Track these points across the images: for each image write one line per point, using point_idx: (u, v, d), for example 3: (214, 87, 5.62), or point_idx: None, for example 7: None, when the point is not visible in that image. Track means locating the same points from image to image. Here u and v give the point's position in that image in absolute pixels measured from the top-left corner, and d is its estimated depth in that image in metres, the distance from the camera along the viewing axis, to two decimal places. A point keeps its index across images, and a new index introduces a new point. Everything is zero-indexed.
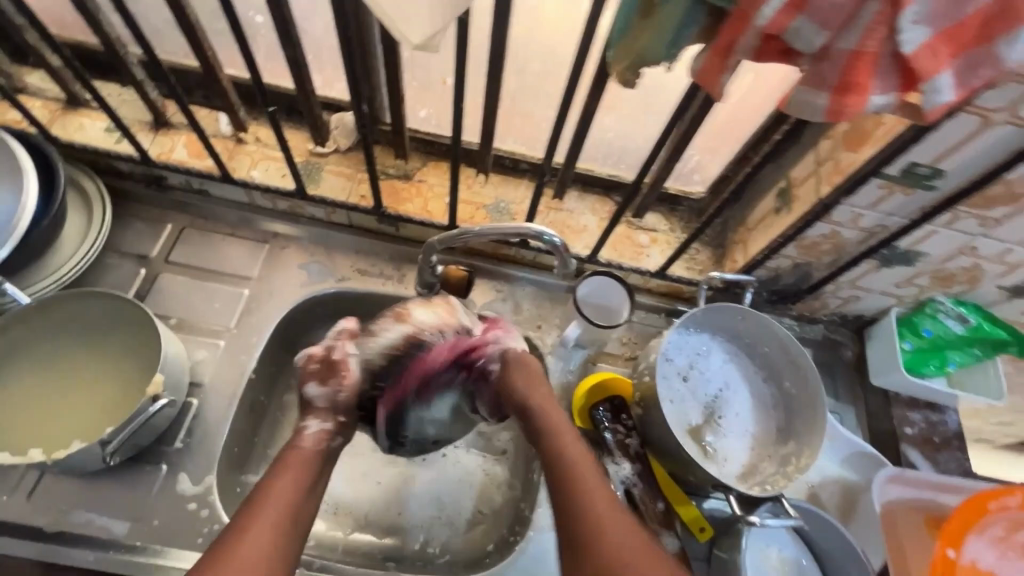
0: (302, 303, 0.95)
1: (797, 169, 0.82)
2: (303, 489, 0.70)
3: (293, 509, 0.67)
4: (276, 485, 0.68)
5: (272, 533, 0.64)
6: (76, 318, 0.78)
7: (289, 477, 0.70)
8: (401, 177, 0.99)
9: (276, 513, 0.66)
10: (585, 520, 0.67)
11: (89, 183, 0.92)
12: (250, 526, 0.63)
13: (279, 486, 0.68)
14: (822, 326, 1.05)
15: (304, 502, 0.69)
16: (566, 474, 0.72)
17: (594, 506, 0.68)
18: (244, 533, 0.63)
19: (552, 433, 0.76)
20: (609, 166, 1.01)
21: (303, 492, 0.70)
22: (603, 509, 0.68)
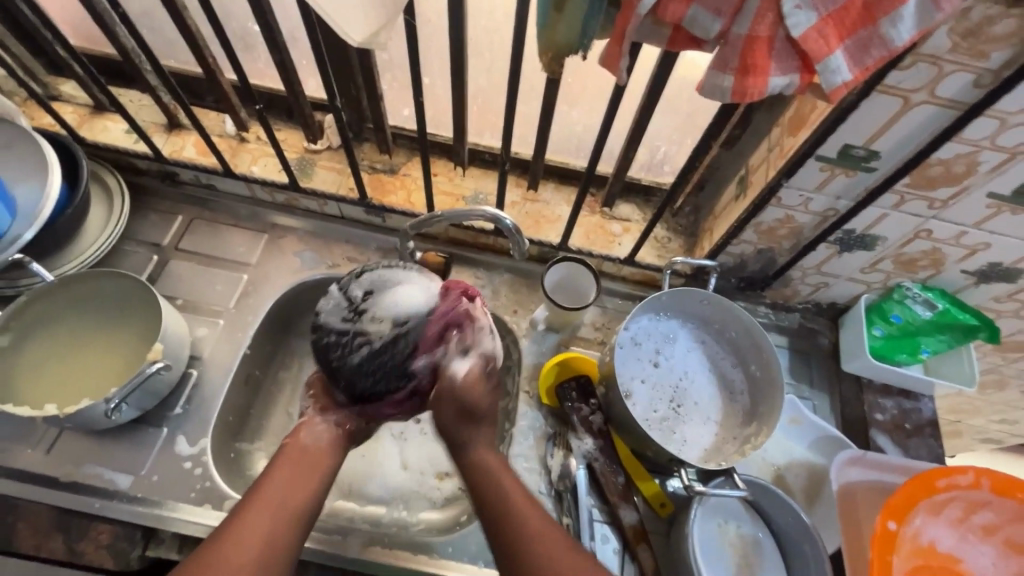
0: (296, 287, 1.04)
1: (753, 156, 0.85)
2: (299, 488, 0.69)
3: (285, 509, 0.66)
4: (264, 490, 0.67)
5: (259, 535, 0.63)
6: (92, 295, 0.88)
7: (278, 478, 0.69)
8: (388, 172, 1.07)
9: (268, 513, 0.65)
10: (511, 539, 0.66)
11: (110, 179, 1.03)
12: (239, 528, 0.62)
13: (271, 488, 0.67)
14: (797, 314, 1.07)
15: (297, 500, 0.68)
16: (496, 491, 0.70)
17: (522, 519, 0.67)
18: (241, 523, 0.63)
19: (478, 455, 0.73)
20: (583, 159, 1.06)
21: (298, 492, 0.69)
22: (535, 523, 0.67)
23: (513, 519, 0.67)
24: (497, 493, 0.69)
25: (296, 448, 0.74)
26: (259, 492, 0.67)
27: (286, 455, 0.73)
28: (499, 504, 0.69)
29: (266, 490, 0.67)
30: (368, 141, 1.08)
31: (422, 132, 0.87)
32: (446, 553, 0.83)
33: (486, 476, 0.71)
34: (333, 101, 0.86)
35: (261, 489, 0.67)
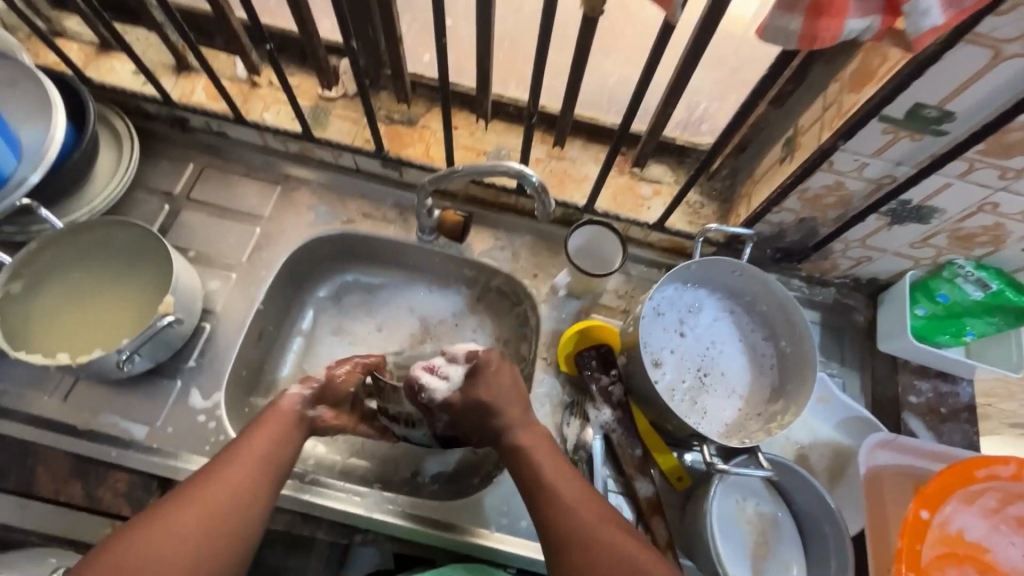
0: (309, 242, 1.00)
1: (804, 116, 0.78)
2: (267, 456, 0.70)
3: (249, 487, 0.66)
4: (231, 456, 0.68)
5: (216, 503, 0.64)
6: (103, 244, 0.86)
7: (251, 444, 0.70)
8: (405, 123, 1.01)
9: (250, 463, 0.68)
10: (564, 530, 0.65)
11: (118, 122, 0.99)
12: (218, 471, 0.66)
13: (253, 443, 0.71)
14: (833, 288, 1.01)
15: (262, 469, 0.69)
16: (544, 488, 0.69)
17: (576, 511, 0.66)
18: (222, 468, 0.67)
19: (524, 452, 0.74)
20: (614, 114, 0.98)
21: (267, 465, 0.69)
22: (587, 513, 0.66)
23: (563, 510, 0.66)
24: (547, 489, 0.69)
25: (277, 416, 0.76)
26: (225, 461, 0.68)
27: (267, 421, 0.74)
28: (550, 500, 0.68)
29: (233, 457, 0.68)
30: (385, 90, 1.01)
31: (444, 80, 0.81)
32: (458, 516, 0.83)
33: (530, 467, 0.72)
34: (349, 42, 0.80)
35: (227, 456, 0.68)
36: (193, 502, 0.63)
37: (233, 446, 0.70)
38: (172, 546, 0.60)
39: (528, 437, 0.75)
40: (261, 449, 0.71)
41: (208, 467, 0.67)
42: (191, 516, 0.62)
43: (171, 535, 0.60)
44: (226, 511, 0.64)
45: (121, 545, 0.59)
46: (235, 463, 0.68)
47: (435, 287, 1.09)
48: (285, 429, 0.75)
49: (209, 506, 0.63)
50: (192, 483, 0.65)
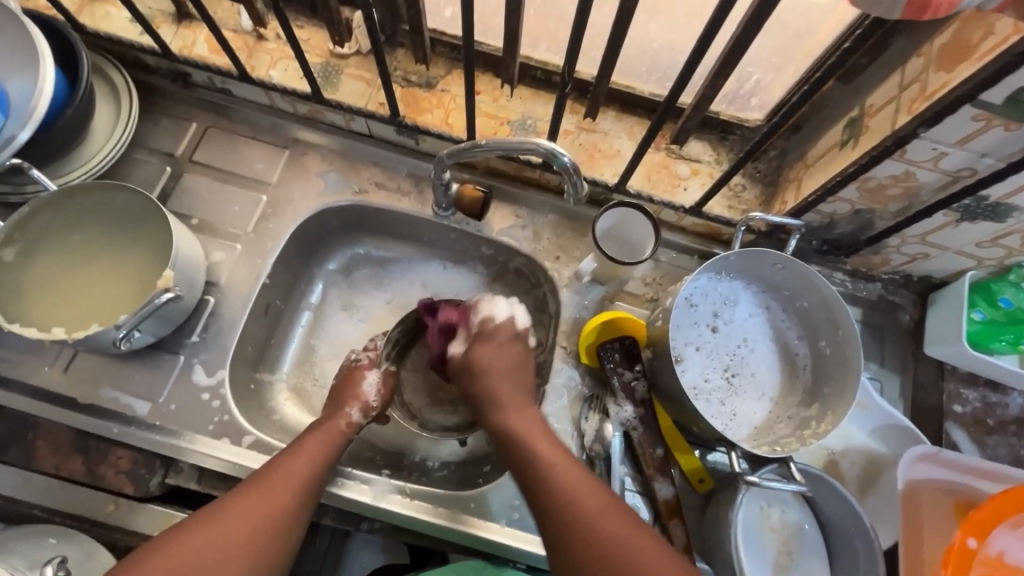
0: (319, 212, 0.94)
1: (875, 95, 0.69)
2: (321, 464, 0.74)
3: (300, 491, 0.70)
4: (287, 462, 0.72)
5: (274, 504, 0.67)
6: (100, 209, 0.81)
7: (304, 452, 0.74)
8: (423, 86, 0.93)
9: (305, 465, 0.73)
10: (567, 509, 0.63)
11: (116, 75, 0.92)
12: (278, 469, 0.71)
13: (307, 446, 0.75)
14: (879, 284, 0.93)
15: (316, 477, 0.73)
16: (546, 475, 0.67)
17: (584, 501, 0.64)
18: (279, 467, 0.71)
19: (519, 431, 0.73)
20: (653, 84, 0.89)
21: (320, 472, 0.73)
22: (592, 502, 0.63)
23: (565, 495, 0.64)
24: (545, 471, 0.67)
25: (333, 426, 0.79)
26: (284, 466, 0.71)
27: (320, 428, 0.78)
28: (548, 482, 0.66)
29: (288, 463, 0.72)
30: (403, 48, 0.93)
31: (468, 41, 0.72)
32: (468, 509, 0.80)
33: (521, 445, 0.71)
34: None
35: (282, 461, 0.72)
36: (257, 493, 0.67)
37: (288, 453, 0.73)
38: (236, 536, 0.64)
39: (523, 421, 0.74)
40: (314, 456, 0.74)
41: (265, 470, 0.71)
42: (251, 513, 0.66)
43: (234, 530, 0.64)
44: (282, 513, 0.67)
45: (183, 538, 0.62)
46: (292, 468, 0.71)
47: (449, 263, 1.03)
48: (338, 438, 0.79)
49: (270, 507, 0.67)
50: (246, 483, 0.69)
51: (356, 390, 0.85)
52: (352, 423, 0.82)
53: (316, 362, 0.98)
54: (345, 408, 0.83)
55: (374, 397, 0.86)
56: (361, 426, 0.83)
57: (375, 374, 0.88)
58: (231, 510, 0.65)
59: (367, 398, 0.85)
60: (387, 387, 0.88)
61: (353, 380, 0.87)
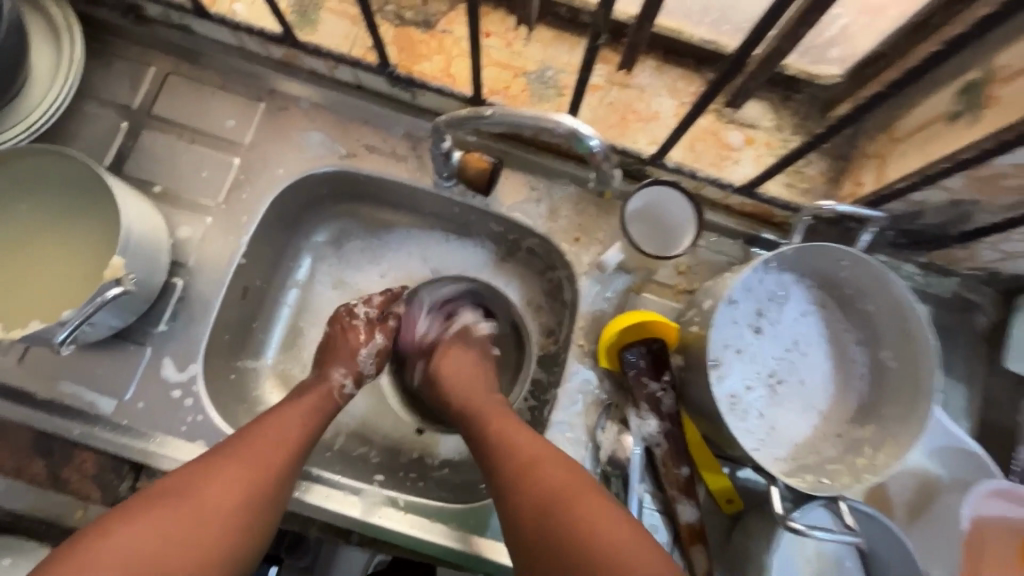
0: (299, 180, 0.81)
1: (1009, 54, 0.53)
2: (309, 430, 0.67)
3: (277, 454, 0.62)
4: (271, 425, 0.64)
5: (260, 469, 0.60)
6: (42, 178, 0.69)
7: (292, 413, 0.67)
8: (420, 26, 0.76)
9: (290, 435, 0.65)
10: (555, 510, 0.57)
11: (54, 8, 0.76)
12: (262, 430, 0.63)
13: (289, 413, 0.66)
14: (955, 279, 0.79)
15: (305, 438, 0.66)
16: (529, 474, 0.60)
17: (570, 493, 0.58)
18: (259, 431, 0.63)
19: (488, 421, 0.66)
20: (707, 27, 0.71)
21: (308, 442, 0.66)
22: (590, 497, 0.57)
23: (553, 498, 0.58)
24: (520, 469, 0.61)
25: (325, 393, 0.72)
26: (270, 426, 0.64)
27: (307, 394, 0.70)
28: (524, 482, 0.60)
29: (273, 425, 0.64)
30: None
31: None
32: (468, 525, 0.72)
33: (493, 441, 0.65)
34: None
35: (264, 424, 0.64)
36: (237, 456, 0.60)
37: (272, 416, 0.65)
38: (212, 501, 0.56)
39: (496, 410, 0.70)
40: (303, 419, 0.67)
41: (243, 434, 0.62)
42: (230, 482, 0.58)
43: (208, 502, 0.56)
44: (265, 485, 0.60)
45: (145, 518, 0.54)
46: (279, 434, 0.64)
47: (452, 237, 0.90)
48: (328, 404, 0.71)
49: (255, 473, 0.60)
50: (222, 449, 0.61)
51: (350, 354, 0.77)
52: (344, 392, 0.74)
53: (304, 346, 0.87)
54: (334, 369, 0.75)
55: (369, 366, 0.79)
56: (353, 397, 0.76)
57: (374, 340, 0.80)
58: (208, 479, 0.57)
59: (363, 367, 0.77)
60: (383, 355, 0.81)
61: (347, 343, 0.78)
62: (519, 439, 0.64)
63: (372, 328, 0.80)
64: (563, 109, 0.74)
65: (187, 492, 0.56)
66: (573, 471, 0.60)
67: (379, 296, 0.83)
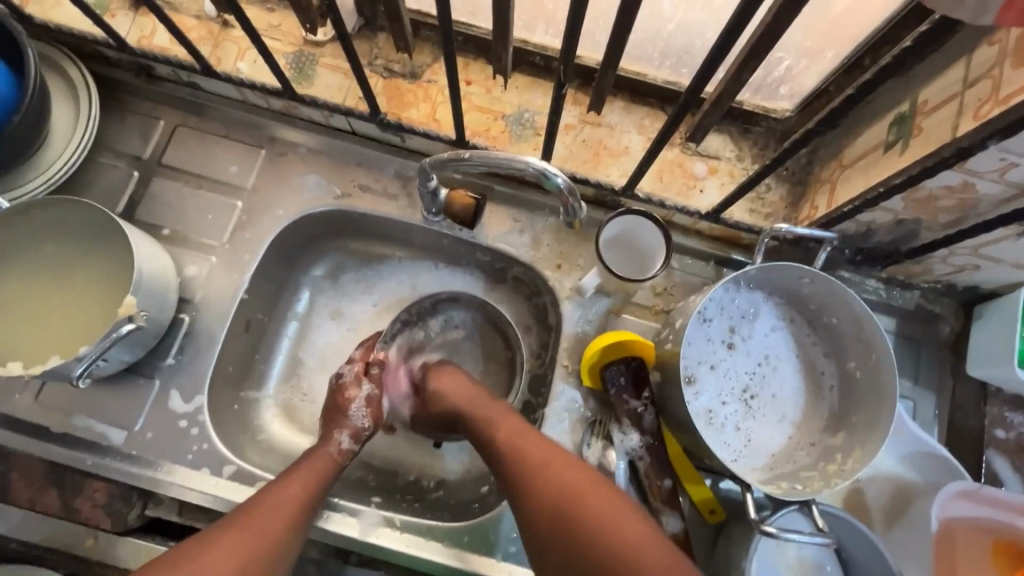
0: (298, 219, 0.87)
1: (930, 89, 0.59)
2: (313, 493, 0.70)
3: (281, 520, 0.64)
4: (275, 492, 0.66)
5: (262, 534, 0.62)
6: (60, 226, 0.75)
7: (295, 480, 0.69)
8: (407, 76, 0.84)
9: (296, 499, 0.67)
10: (584, 530, 0.56)
11: (73, 70, 0.83)
12: (270, 497, 0.66)
13: (295, 479, 0.69)
14: (916, 292, 0.83)
15: (307, 505, 0.68)
16: (556, 490, 0.60)
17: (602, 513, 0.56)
18: (266, 497, 0.66)
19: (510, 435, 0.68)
20: (667, 70, 0.78)
21: (310, 506, 0.68)
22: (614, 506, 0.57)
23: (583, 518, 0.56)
24: (549, 468, 0.62)
25: (326, 453, 0.74)
26: (275, 493, 0.66)
27: (310, 459, 0.73)
28: (546, 501, 0.60)
29: (275, 493, 0.66)
30: (384, 32, 0.84)
31: (449, 33, 0.63)
32: (462, 542, 0.75)
33: (520, 455, 0.64)
34: None
35: (269, 492, 0.66)
36: (247, 521, 0.62)
37: (277, 484, 0.68)
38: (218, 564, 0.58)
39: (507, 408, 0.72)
40: (305, 484, 0.70)
41: (246, 505, 0.65)
42: (235, 546, 0.60)
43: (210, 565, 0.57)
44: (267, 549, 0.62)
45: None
46: (282, 501, 0.66)
47: (442, 267, 0.95)
48: (331, 467, 0.74)
49: (258, 540, 0.62)
50: (228, 520, 0.63)
51: (342, 413, 0.80)
52: (343, 450, 0.76)
53: (303, 376, 0.92)
54: (332, 431, 0.77)
55: (363, 419, 0.80)
56: (354, 452, 0.78)
57: (363, 390, 0.82)
58: (211, 548, 0.59)
59: (355, 421, 0.80)
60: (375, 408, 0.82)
61: (340, 402, 0.81)
62: (544, 454, 0.63)
63: (358, 379, 0.83)
64: (539, 147, 0.81)
65: (190, 558, 0.57)
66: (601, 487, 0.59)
67: (359, 351, 0.86)
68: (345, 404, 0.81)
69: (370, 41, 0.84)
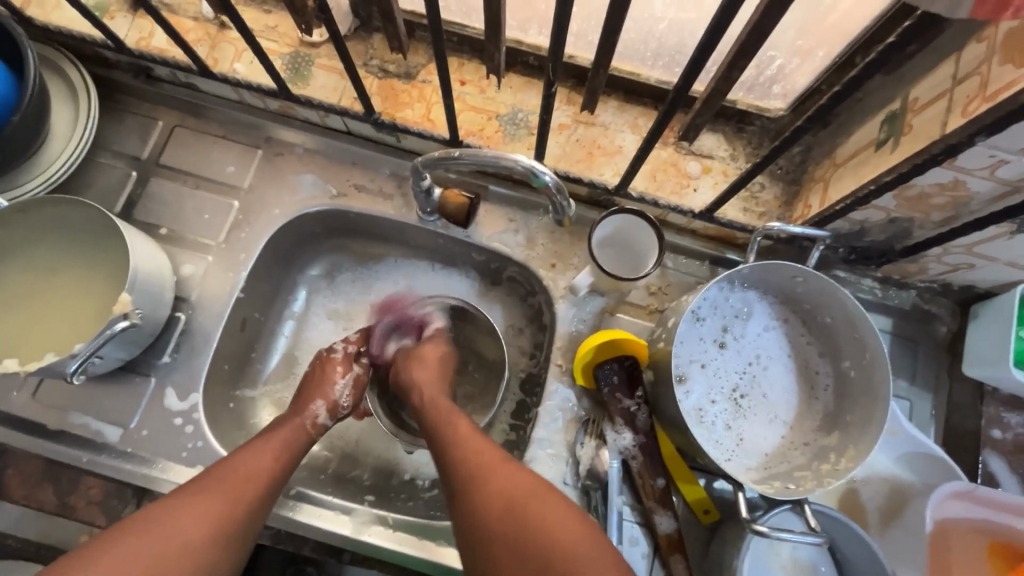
0: (293, 219, 0.87)
1: (920, 86, 0.59)
2: (284, 461, 0.69)
3: (248, 483, 0.64)
4: (245, 460, 0.66)
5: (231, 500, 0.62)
6: (58, 224, 0.76)
7: (264, 447, 0.69)
8: (402, 77, 0.84)
9: (266, 462, 0.67)
10: (524, 531, 0.56)
11: (73, 72, 0.84)
12: (239, 462, 0.65)
13: (262, 446, 0.69)
14: (912, 292, 0.83)
15: (277, 475, 0.68)
16: (497, 495, 0.59)
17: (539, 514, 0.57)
18: (239, 461, 0.65)
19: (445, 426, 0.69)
20: (661, 70, 0.79)
21: (281, 472, 0.68)
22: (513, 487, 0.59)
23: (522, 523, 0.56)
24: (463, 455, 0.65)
25: (298, 426, 0.74)
26: (245, 459, 0.66)
27: (282, 427, 0.73)
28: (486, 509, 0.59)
29: (244, 459, 0.66)
30: (379, 33, 0.85)
31: (441, 32, 0.63)
32: (453, 540, 0.75)
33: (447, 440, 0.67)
34: None
35: (242, 457, 0.66)
36: (215, 487, 0.62)
37: (246, 449, 0.67)
38: (185, 531, 0.58)
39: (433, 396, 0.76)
40: (275, 452, 0.69)
41: (218, 467, 0.64)
42: (200, 516, 0.59)
43: (173, 535, 0.57)
44: (236, 513, 0.62)
45: (115, 555, 0.54)
46: (252, 467, 0.66)
47: (438, 266, 0.96)
48: (302, 436, 0.74)
49: (227, 506, 0.61)
50: (195, 484, 0.62)
51: (327, 385, 0.80)
52: (317, 424, 0.77)
53: (299, 375, 0.92)
54: (311, 401, 0.78)
55: (344, 397, 0.81)
56: (326, 427, 0.79)
57: (351, 369, 0.83)
58: (177, 515, 0.59)
59: (337, 396, 0.80)
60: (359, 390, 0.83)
61: (325, 374, 0.81)
62: (489, 459, 0.63)
63: (349, 359, 0.84)
64: (533, 147, 0.81)
65: (154, 526, 0.57)
66: (542, 493, 0.59)
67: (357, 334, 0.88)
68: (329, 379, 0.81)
69: (365, 42, 0.85)
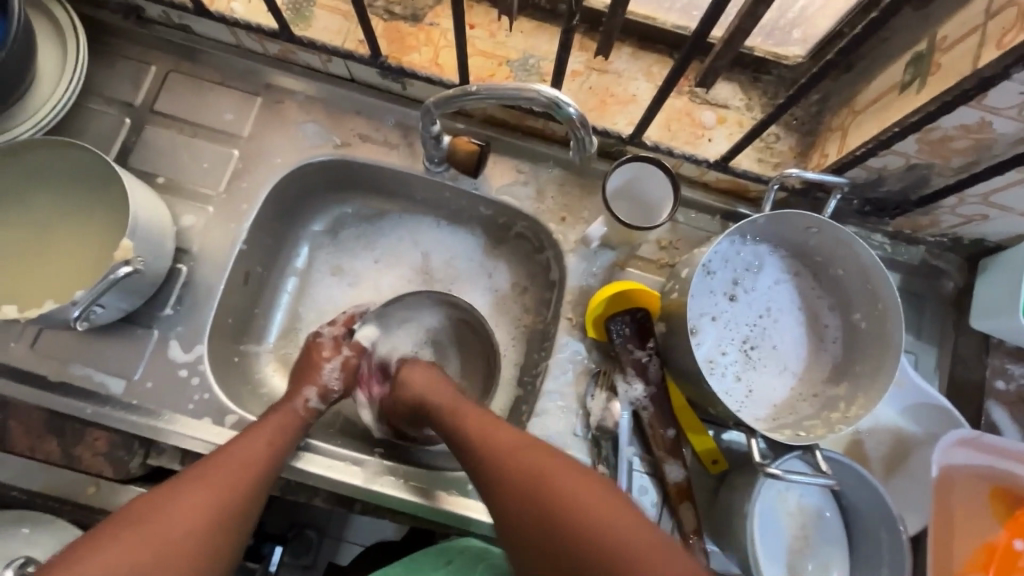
0: (295, 170, 0.84)
1: (950, 23, 0.58)
2: (281, 447, 0.69)
3: (246, 469, 0.65)
4: (242, 447, 0.66)
5: (227, 490, 0.62)
6: (50, 170, 0.73)
7: (260, 435, 0.68)
8: (408, 19, 0.81)
9: (263, 448, 0.67)
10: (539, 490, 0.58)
11: (60, 11, 0.80)
12: (236, 448, 0.66)
13: (257, 433, 0.68)
14: (922, 247, 0.83)
15: (273, 460, 0.68)
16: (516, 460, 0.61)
17: (594, 503, 0.56)
18: (235, 447, 0.66)
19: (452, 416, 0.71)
20: (677, 13, 0.76)
21: (279, 457, 0.68)
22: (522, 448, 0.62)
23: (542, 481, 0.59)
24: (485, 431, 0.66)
25: (292, 410, 0.74)
26: (241, 445, 0.66)
27: (276, 413, 0.72)
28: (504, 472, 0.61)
29: (239, 449, 0.66)
30: None
31: None
32: (465, 491, 0.75)
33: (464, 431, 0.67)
34: None
35: (240, 442, 0.66)
36: (211, 474, 0.62)
37: (243, 437, 0.67)
38: (187, 514, 0.59)
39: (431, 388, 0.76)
40: (271, 439, 0.69)
41: (216, 454, 0.65)
42: (200, 499, 0.60)
43: (177, 517, 0.58)
44: (235, 497, 0.62)
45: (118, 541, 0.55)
46: (247, 455, 0.66)
47: (444, 223, 0.94)
48: (297, 422, 0.74)
49: (224, 492, 0.62)
50: (193, 470, 0.63)
51: (315, 369, 0.79)
52: (310, 408, 0.76)
53: (301, 330, 0.91)
54: (301, 388, 0.77)
55: (335, 381, 0.80)
56: (319, 412, 0.78)
57: (340, 354, 0.82)
58: (178, 500, 0.59)
59: (326, 381, 0.79)
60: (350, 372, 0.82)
61: (312, 360, 0.80)
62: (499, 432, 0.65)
63: (338, 343, 0.83)
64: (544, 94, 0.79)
65: (158, 511, 0.58)
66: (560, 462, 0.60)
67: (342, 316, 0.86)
68: (315, 363, 0.80)
69: None
